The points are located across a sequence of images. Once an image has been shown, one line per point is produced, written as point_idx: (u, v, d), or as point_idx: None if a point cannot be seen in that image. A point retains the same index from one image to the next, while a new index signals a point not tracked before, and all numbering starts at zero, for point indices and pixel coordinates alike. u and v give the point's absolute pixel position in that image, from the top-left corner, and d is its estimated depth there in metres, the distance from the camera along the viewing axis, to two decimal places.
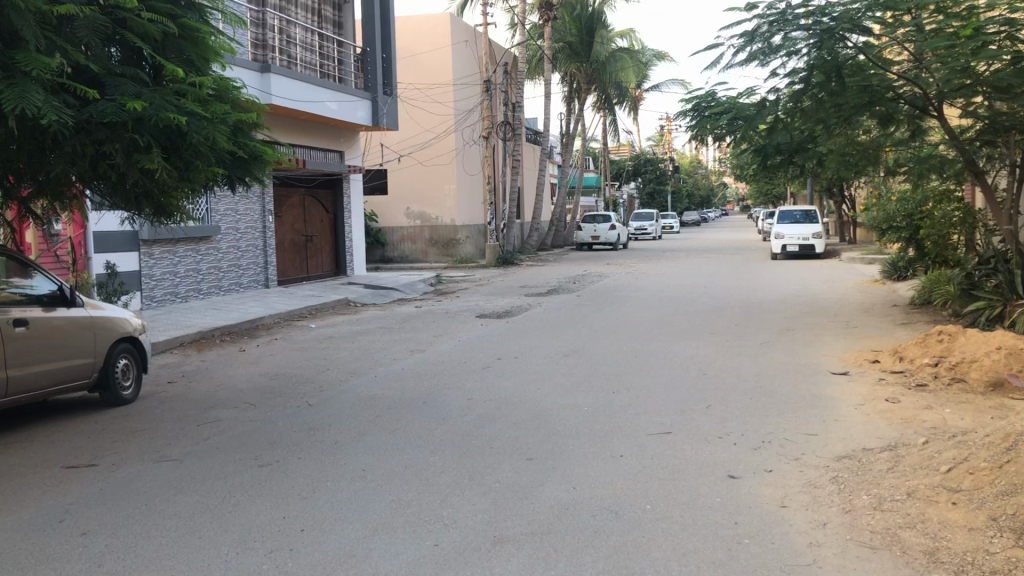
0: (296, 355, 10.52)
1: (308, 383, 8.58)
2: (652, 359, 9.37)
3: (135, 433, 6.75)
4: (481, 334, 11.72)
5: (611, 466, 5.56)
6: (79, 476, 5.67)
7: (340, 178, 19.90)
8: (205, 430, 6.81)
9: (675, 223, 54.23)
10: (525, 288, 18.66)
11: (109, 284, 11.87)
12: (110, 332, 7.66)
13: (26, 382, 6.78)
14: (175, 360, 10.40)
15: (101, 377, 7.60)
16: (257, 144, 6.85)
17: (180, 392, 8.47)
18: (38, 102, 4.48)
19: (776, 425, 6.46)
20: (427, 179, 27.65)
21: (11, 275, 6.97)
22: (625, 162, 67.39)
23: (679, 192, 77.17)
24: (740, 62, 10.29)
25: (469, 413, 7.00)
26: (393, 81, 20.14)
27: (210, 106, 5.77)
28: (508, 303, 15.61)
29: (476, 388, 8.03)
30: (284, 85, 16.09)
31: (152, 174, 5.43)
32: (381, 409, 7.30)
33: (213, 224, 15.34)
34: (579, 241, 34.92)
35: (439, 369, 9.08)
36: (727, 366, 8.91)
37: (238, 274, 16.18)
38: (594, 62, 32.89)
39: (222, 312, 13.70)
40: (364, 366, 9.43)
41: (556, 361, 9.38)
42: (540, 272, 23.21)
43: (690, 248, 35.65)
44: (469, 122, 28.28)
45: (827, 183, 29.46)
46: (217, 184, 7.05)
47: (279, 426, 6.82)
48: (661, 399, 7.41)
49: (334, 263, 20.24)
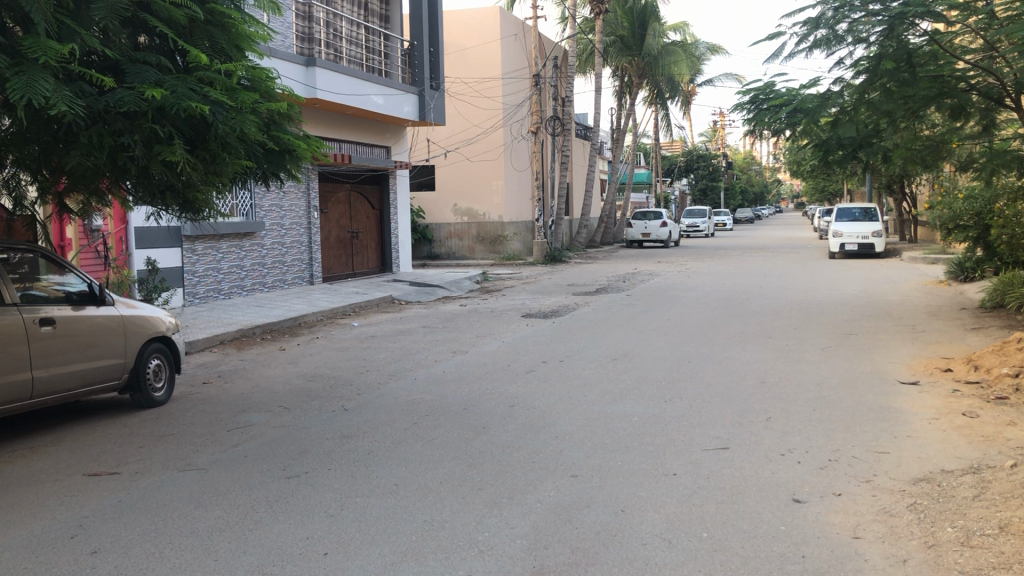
0: (336, 354, 10.24)
1: (346, 386, 8.26)
2: (706, 365, 8.89)
3: (163, 438, 6.48)
4: (527, 335, 11.33)
5: (663, 486, 5.11)
6: (99, 486, 5.40)
7: (386, 173, 19.65)
8: (235, 435, 6.52)
9: (728, 221, 53.29)
10: (573, 286, 18.22)
11: (150, 281, 11.71)
12: (142, 331, 7.43)
13: (54, 384, 6.55)
14: (214, 359, 10.19)
15: (132, 378, 7.36)
16: (291, 136, 6.54)
17: (214, 393, 8.21)
18: (48, 89, 4.19)
19: (842, 442, 5.95)
20: (475, 174, 27.33)
21: (41, 273, 6.77)
22: (676, 158, 66.51)
23: (731, 188, 76.04)
24: (803, 51, 9.72)
25: (511, 421, 6.61)
26: (440, 77, 19.79)
27: (239, 95, 5.45)
28: (555, 302, 15.20)
29: (520, 393, 7.63)
30: (329, 79, 15.83)
31: (174, 167, 5.14)
32: (420, 415, 6.95)
33: (257, 220, 15.16)
34: (629, 238, 34.33)
35: (482, 372, 8.70)
36: (786, 374, 8.40)
37: (282, 270, 16.00)
38: (646, 56, 32.29)
39: (264, 309, 13.51)
40: (405, 368, 9.10)
41: (605, 365, 8.93)
42: (590, 270, 22.75)
43: (745, 246, 34.83)
44: (517, 117, 27.90)
45: (888, 181, 28.51)
46: (249, 178, 6.75)
47: (311, 433, 6.50)
48: (716, 410, 6.94)
49: (380, 260, 20.01)
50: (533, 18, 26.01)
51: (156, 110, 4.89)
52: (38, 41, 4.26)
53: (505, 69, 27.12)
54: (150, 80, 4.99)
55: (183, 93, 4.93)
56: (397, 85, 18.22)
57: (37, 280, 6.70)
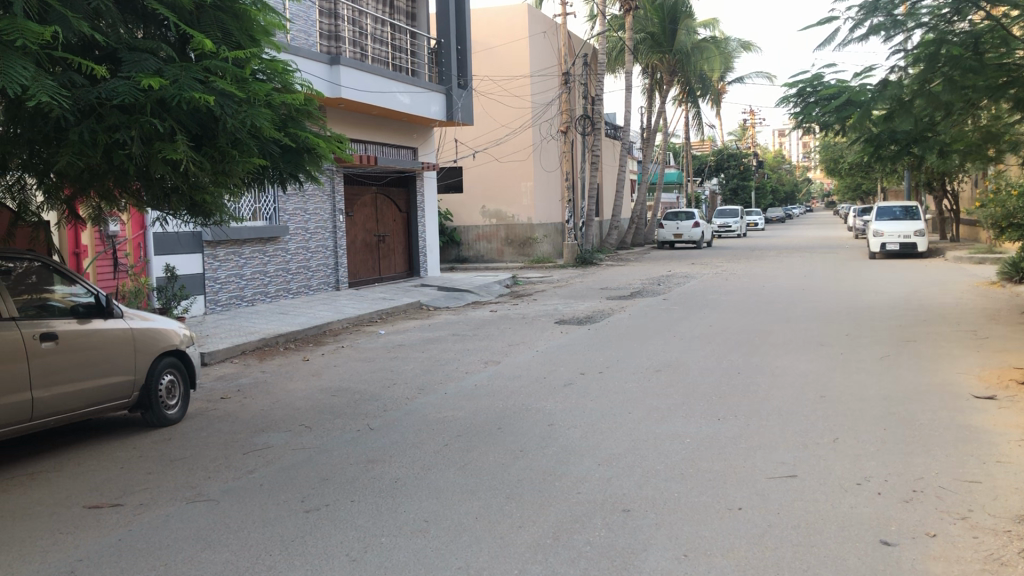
0: (362, 365, 9.71)
1: (372, 401, 7.71)
2: (758, 378, 8.26)
3: (174, 463, 5.97)
4: (563, 343, 10.74)
5: (730, 524, 4.50)
6: (98, 521, 4.89)
7: (413, 175, 19.15)
8: (251, 460, 5.99)
9: (760, 221, 52.49)
10: (607, 289, 17.60)
11: (169, 288, 11.23)
12: (155, 344, 6.94)
13: (57, 404, 6.05)
14: (234, 371, 9.70)
15: (143, 395, 6.86)
16: (310, 134, 6.04)
17: (232, 410, 7.69)
18: (25, 77, 3.70)
19: (925, 468, 5.30)
20: (504, 176, 26.76)
21: (47, 286, 6.33)
22: (706, 158, 65.66)
23: (762, 188, 74.95)
24: (858, 37, 9.10)
25: (551, 444, 6.02)
26: (468, 76, 19.26)
27: (249, 86, 4.94)
28: (589, 307, 14.57)
29: (559, 410, 7.04)
30: (353, 77, 15.31)
31: (178, 166, 4.64)
32: (453, 435, 6.39)
33: (281, 224, 14.70)
34: (660, 239, 33.66)
35: (517, 385, 8.12)
36: (848, 387, 7.75)
37: (307, 275, 15.53)
38: (677, 52, 31.57)
39: (289, 317, 13.03)
40: (434, 380, 8.53)
41: (648, 378, 8.32)
42: (623, 273, 22.14)
43: (780, 247, 34.01)
44: (546, 117, 27.33)
45: (929, 178, 27.65)
46: (267, 179, 6.24)
47: (334, 456, 5.96)
48: (777, 432, 6.30)
49: (407, 264, 19.50)
50: (562, 15, 25.41)
51: (156, 104, 4.40)
52: (15, 22, 3.76)
53: (534, 67, 26.52)
54: (150, 70, 4.50)
55: (186, 83, 4.43)
56: (423, 84, 17.68)
57: (37, 292, 6.20)
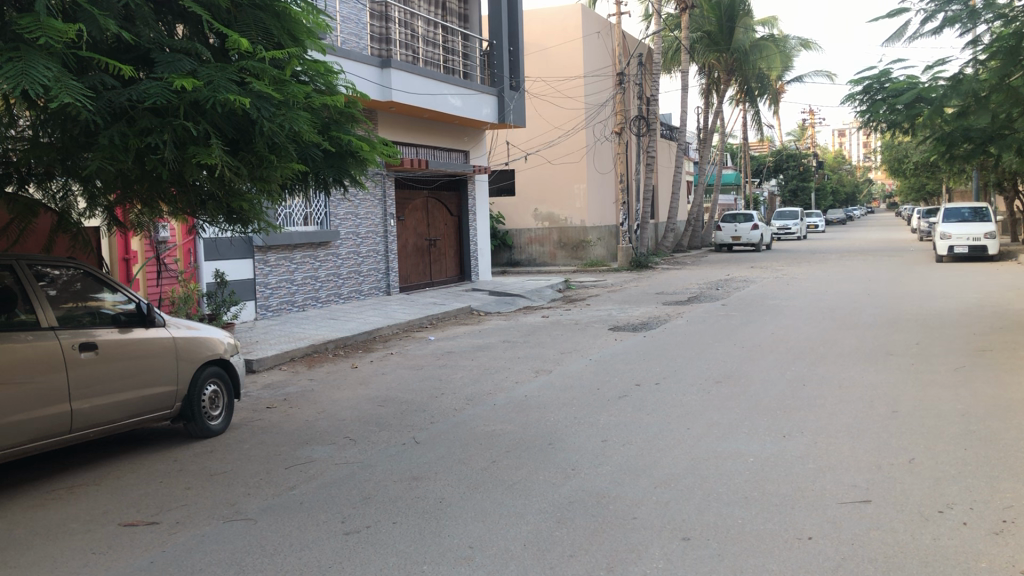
0: (410, 373, 9.49)
1: (420, 412, 7.47)
2: (824, 390, 7.83)
3: (214, 477, 5.79)
4: (618, 351, 10.39)
5: (799, 556, 4.14)
6: (133, 541, 4.71)
7: (464, 178, 18.94)
8: (293, 475, 5.78)
9: (820, 222, 51.37)
10: (662, 294, 17.17)
11: (219, 294, 11.14)
12: (198, 353, 6.79)
13: (96, 416, 5.91)
14: (281, 378, 9.56)
15: (186, 406, 6.72)
16: (353, 137, 5.82)
17: (277, 420, 7.52)
18: (49, 78, 3.51)
19: (1014, 495, 4.86)
20: (557, 178, 26.44)
21: (89, 293, 6.24)
22: (765, 158, 64.51)
23: (822, 189, 73.45)
24: (931, 30, 8.62)
25: (605, 462, 5.71)
26: (520, 77, 18.99)
27: (287, 87, 4.71)
28: (645, 312, 14.16)
29: (614, 425, 6.70)
30: (403, 80, 15.13)
31: (213, 171, 4.42)
32: (501, 451, 6.10)
33: (332, 229, 14.59)
34: (717, 242, 33.01)
35: (569, 397, 7.80)
36: (921, 401, 7.28)
37: (358, 280, 15.42)
38: (735, 51, 30.92)
39: (338, 322, 12.89)
40: (483, 391, 8.26)
41: (708, 390, 7.93)
42: (679, 276, 21.66)
43: (842, 249, 33.11)
44: (600, 118, 26.95)
45: (1000, 177, 26.61)
46: (309, 184, 6.03)
47: (377, 472, 5.72)
48: (848, 451, 5.89)
49: (459, 268, 19.29)
50: (617, 15, 25.01)
51: (189, 106, 4.19)
52: (38, 20, 3.59)
53: (588, 68, 26.15)
54: (184, 70, 4.30)
55: (221, 83, 4.22)
56: (475, 86, 17.46)
57: (78, 301, 6.10)
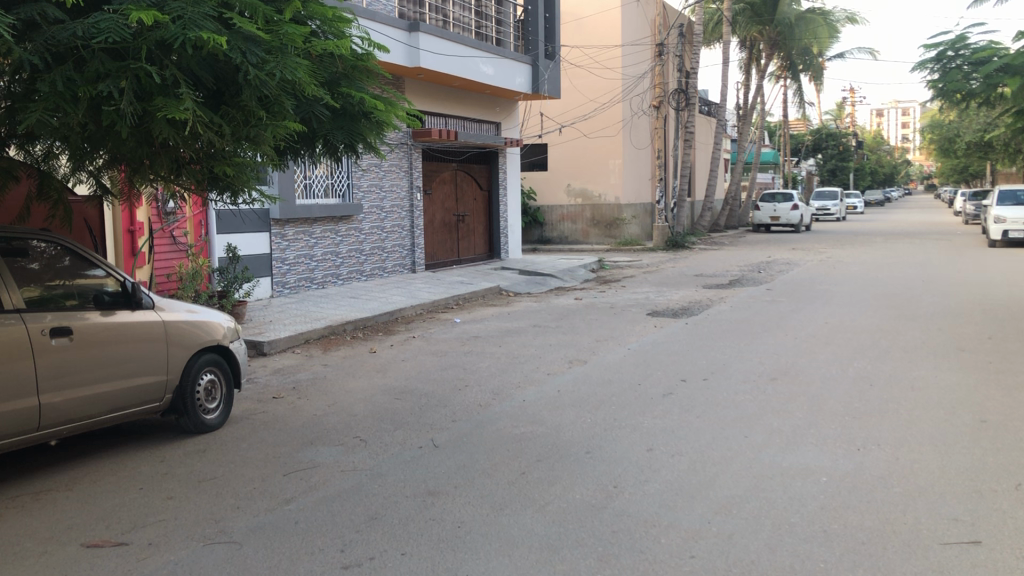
0: (432, 360, 8.73)
1: (440, 408, 6.67)
2: (896, 393, 6.94)
3: (203, 485, 5.05)
4: (659, 340, 9.55)
5: None
6: (96, 564, 3.98)
7: (495, 151, 18.09)
8: (292, 485, 5.01)
9: (860, 203, 50.07)
10: (701, 277, 16.25)
11: (231, 270, 10.39)
12: (194, 339, 6.05)
13: (70, 410, 5.19)
14: (294, 362, 8.85)
15: (178, 399, 5.99)
16: (365, 94, 5.06)
17: (283, 413, 6.78)
18: None
19: None
20: (592, 153, 25.49)
21: (74, 275, 5.53)
22: (803, 136, 62.90)
23: (862, 169, 71.73)
24: None
25: (652, 480, 4.92)
26: (556, 45, 18.08)
27: (280, 28, 3.94)
28: (686, 297, 13.29)
29: (660, 430, 5.89)
30: (433, 45, 14.24)
31: (186, 129, 3.69)
32: (532, 460, 5.30)
33: (354, 202, 13.81)
34: (756, 221, 31.92)
35: (607, 394, 6.98)
36: (1012, 410, 6.36)
37: (381, 257, 14.67)
38: (779, 23, 29.67)
39: (359, 301, 12.15)
40: (511, 384, 7.45)
41: (763, 390, 7.09)
42: (718, 257, 20.71)
43: (886, 231, 31.86)
44: (638, 91, 25.86)
45: None
46: (315, 148, 5.29)
47: (389, 484, 4.95)
48: (938, 472, 5.02)
49: (488, 246, 18.50)
50: None
51: (153, 46, 3.46)
52: None
53: (626, 38, 25.06)
54: (149, 3, 3.56)
55: (195, 19, 3.47)
56: (508, 54, 16.57)
57: (58, 279, 5.40)
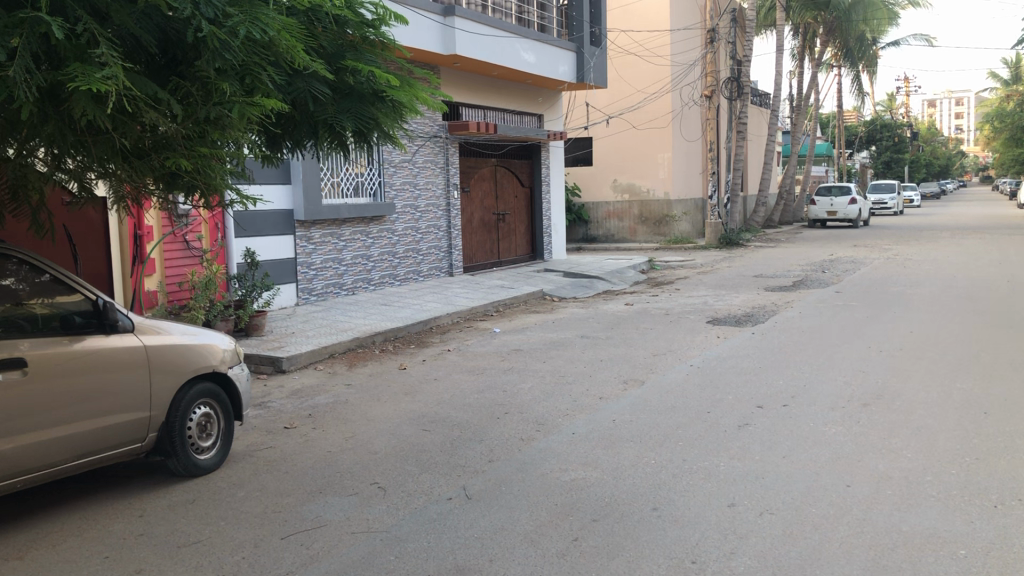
0: (469, 379, 7.74)
1: (475, 444, 5.67)
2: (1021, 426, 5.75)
3: (180, 554, 4.09)
4: (724, 354, 8.44)
5: None
6: None
7: (537, 144, 17.05)
8: (289, 554, 4.05)
9: (916, 197, 48.26)
10: (761, 278, 15.06)
11: (249, 277, 9.53)
12: (185, 366, 5.13)
13: (22, 461, 4.26)
14: (315, 381, 7.93)
15: (165, 438, 5.07)
16: (373, 68, 4.19)
17: (294, 448, 5.82)
18: None
19: None
20: (639, 147, 24.34)
21: (53, 294, 4.68)
22: (856, 129, 61.00)
23: (917, 161, 69.48)
24: None
25: (741, 554, 3.86)
26: (601, 28, 16.95)
27: None
28: (747, 301, 12.15)
29: (741, 478, 4.83)
30: (469, 29, 13.27)
31: (102, 100, 3.19)
32: (586, 521, 4.27)
33: (387, 201, 12.88)
34: (812, 216, 30.47)
35: (671, 425, 5.94)
36: None
37: (416, 259, 13.74)
38: (836, 9, 28.31)
39: (391, 308, 11.23)
40: (557, 412, 6.40)
41: (857, 421, 5.97)
42: (775, 256, 19.47)
43: (952, 225, 30.17)
44: (689, 80, 24.66)
45: None
46: (324, 142, 4.41)
47: (406, 557, 3.94)
48: None
49: (530, 246, 17.48)
50: None
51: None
52: None
53: (675, 24, 23.86)
54: None
55: None
56: (551, 40, 15.56)
57: (35, 299, 4.59)
